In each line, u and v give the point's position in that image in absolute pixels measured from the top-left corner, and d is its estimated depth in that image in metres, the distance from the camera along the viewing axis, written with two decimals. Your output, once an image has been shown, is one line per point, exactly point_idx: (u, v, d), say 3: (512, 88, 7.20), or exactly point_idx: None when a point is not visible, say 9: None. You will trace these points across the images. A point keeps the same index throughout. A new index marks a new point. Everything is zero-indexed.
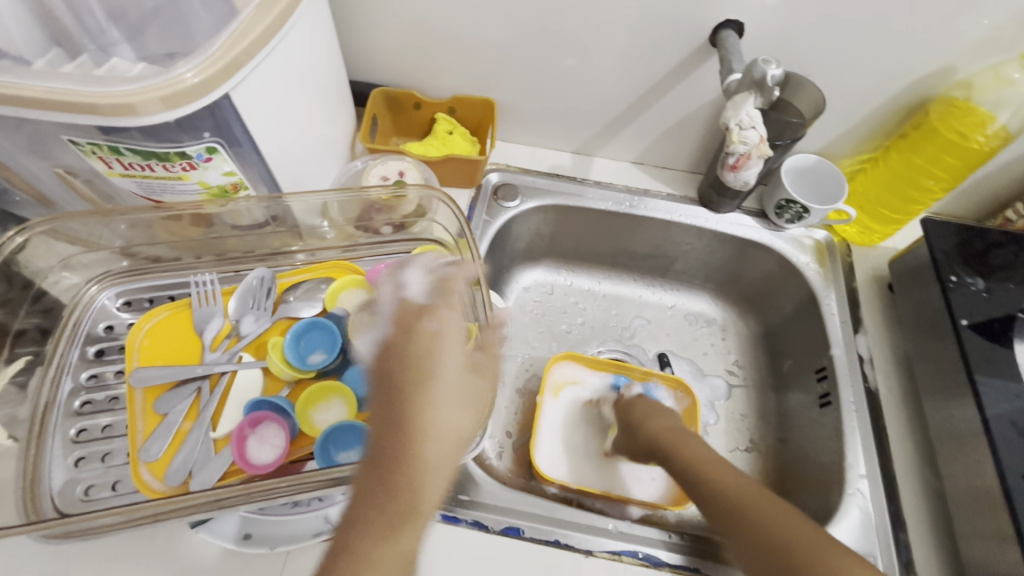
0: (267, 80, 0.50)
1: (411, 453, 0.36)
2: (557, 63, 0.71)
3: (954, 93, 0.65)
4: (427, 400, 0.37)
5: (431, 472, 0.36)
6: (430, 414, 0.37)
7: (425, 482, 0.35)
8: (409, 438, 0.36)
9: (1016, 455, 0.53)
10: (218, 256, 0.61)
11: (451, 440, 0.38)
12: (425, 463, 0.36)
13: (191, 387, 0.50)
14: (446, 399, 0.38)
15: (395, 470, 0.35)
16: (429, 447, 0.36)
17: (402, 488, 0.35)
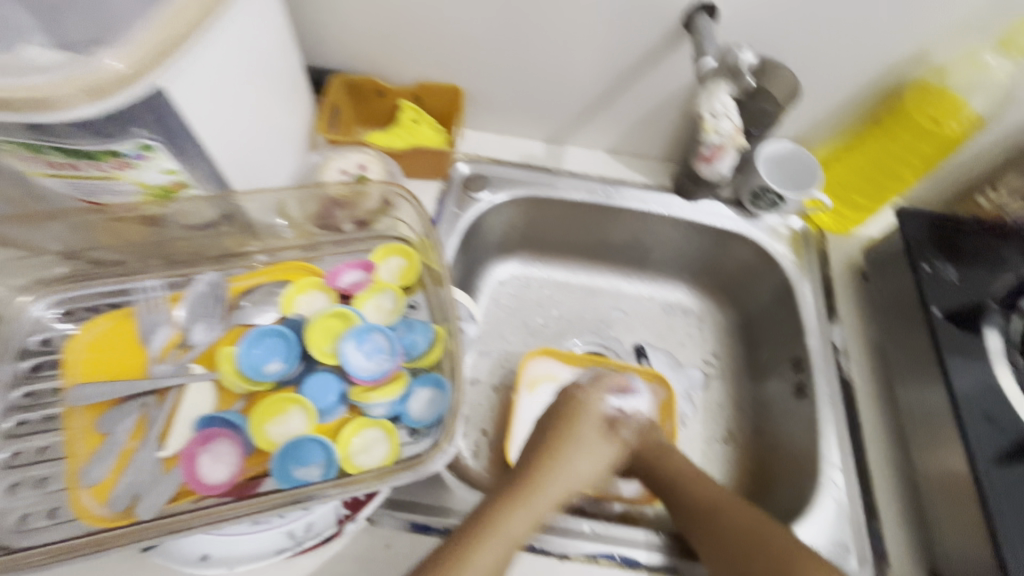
0: (209, 71, 0.45)
1: (501, 518, 0.49)
2: (526, 48, 0.67)
3: (927, 78, 0.64)
4: (551, 466, 0.54)
5: (519, 537, 0.48)
6: (531, 485, 0.52)
7: (513, 542, 0.48)
8: (512, 501, 0.50)
9: (986, 444, 0.53)
10: (165, 259, 0.57)
11: (551, 500, 0.52)
12: (514, 524, 0.49)
13: (134, 406, 0.46)
14: (558, 472, 0.54)
15: (493, 535, 0.47)
16: (525, 511, 0.50)
17: (490, 547, 0.47)
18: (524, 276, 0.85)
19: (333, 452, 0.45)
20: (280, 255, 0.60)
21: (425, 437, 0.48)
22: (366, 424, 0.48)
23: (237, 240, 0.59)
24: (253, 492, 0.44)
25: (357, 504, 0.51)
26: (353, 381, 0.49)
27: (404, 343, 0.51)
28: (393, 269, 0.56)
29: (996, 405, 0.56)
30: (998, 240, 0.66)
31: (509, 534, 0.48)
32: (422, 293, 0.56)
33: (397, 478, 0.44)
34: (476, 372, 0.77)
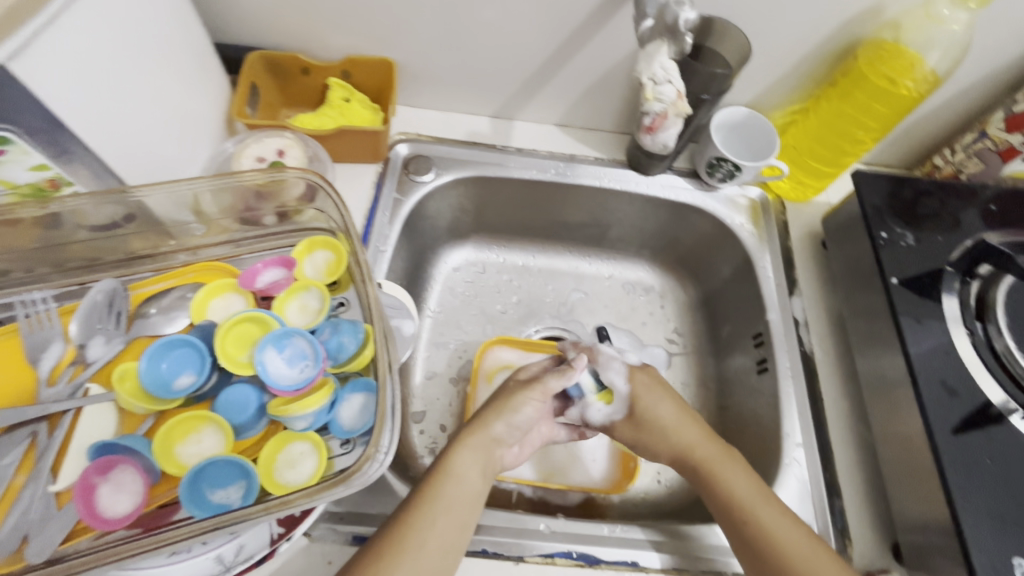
0: (62, 49, 0.39)
1: (450, 460, 0.50)
2: (459, 15, 0.61)
3: (883, 34, 0.61)
4: (473, 435, 0.52)
5: (473, 475, 0.50)
6: (471, 428, 0.53)
7: (467, 482, 0.49)
8: (458, 443, 0.52)
9: (945, 415, 0.52)
10: (58, 266, 0.50)
11: (473, 486, 0.49)
12: (465, 462, 0.50)
13: (25, 432, 0.42)
14: (478, 456, 0.51)
15: (446, 478, 0.48)
16: (472, 449, 0.51)
17: (448, 489, 0.48)
18: (479, 262, 0.80)
19: (253, 471, 0.41)
20: (203, 253, 0.55)
21: (357, 446, 0.44)
22: (291, 438, 0.44)
23: (144, 241, 0.52)
24: (163, 522, 0.39)
25: (292, 521, 0.46)
26: (274, 393, 0.45)
27: (330, 347, 0.48)
28: (319, 264, 0.52)
29: (955, 374, 0.54)
30: (956, 202, 0.64)
31: (462, 473, 0.49)
32: (352, 290, 0.51)
33: (326, 494, 0.39)
34: (430, 367, 0.72)
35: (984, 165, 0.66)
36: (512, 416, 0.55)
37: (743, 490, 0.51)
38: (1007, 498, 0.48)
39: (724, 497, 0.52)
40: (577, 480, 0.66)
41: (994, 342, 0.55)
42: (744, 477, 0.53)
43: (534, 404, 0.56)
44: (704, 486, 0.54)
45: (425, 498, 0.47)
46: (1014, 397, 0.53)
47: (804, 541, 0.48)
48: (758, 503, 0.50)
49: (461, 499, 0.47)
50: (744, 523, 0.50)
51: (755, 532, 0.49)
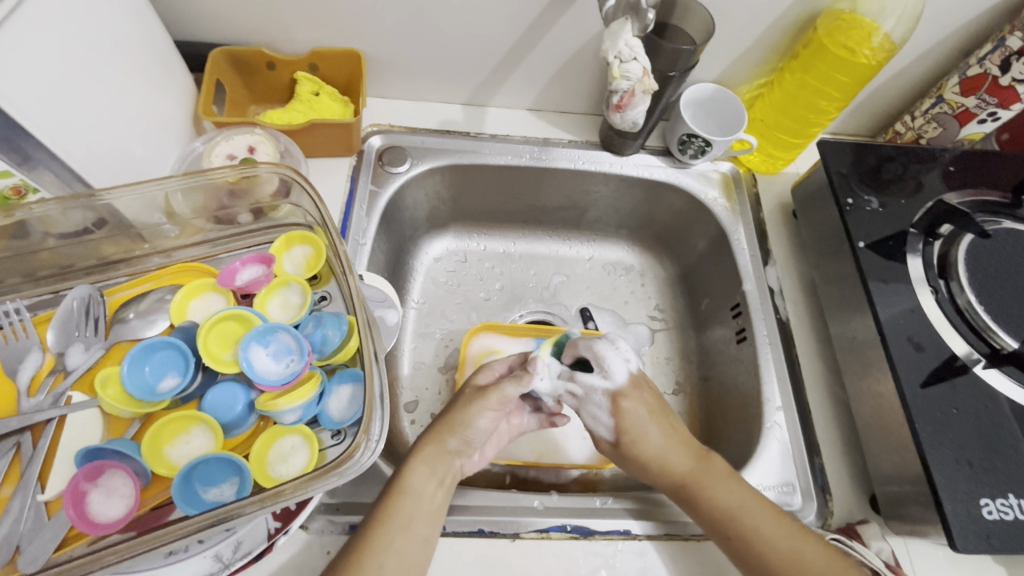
0: (16, 53, 0.38)
1: (405, 475, 0.49)
2: (425, 3, 0.61)
3: (840, 5, 0.62)
4: (430, 449, 0.51)
5: (429, 490, 0.49)
6: (424, 442, 0.51)
7: (421, 496, 0.48)
8: (414, 457, 0.50)
9: (913, 370, 0.54)
10: (29, 276, 0.49)
11: (430, 502, 0.48)
12: (421, 477, 0.49)
13: (8, 443, 0.41)
14: (433, 470, 0.50)
15: (402, 494, 0.47)
16: (428, 462, 0.50)
17: (405, 508, 0.47)
18: (460, 251, 0.81)
19: (245, 467, 0.41)
20: (177, 254, 0.54)
21: (348, 436, 0.44)
22: (282, 432, 0.44)
23: (117, 246, 0.52)
24: (159, 522, 0.40)
25: (288, 515, 0.46)
26: (261, 389, 0.45)
27: (315, 340, 0.48)
28: (298, 259, 0.53)
29: (922, 331, 0.56)
30: (918, 167, 0.66)
31: (418, 489, 0.48)
32: (333, 283, 0.52)
33: (320, 484, 0.40)
34: (418, 358, 0.73)
35: (943, 129, 0.69)
36: (466, 425, 0.51)
37: (728, 500, 0.50)
38: (973, 444, 0.51)
39: (709, 511, 0.50)
40: (570, 458, 0.66)
41: (957, 298, 0.58)
42: (732, 484, 0.51)
43: (488, 415, 0.52)
44: (686, 500, 0.52)
45: (383, 517, 0.46)
46: (977, 348, 0.56)
47: (804, 541, 0.48)
48: (748, 513, 0.49)
49: (418, 516, 0.47)
50: (735, 527, 0.49)
51: (744, 540, 0.48)
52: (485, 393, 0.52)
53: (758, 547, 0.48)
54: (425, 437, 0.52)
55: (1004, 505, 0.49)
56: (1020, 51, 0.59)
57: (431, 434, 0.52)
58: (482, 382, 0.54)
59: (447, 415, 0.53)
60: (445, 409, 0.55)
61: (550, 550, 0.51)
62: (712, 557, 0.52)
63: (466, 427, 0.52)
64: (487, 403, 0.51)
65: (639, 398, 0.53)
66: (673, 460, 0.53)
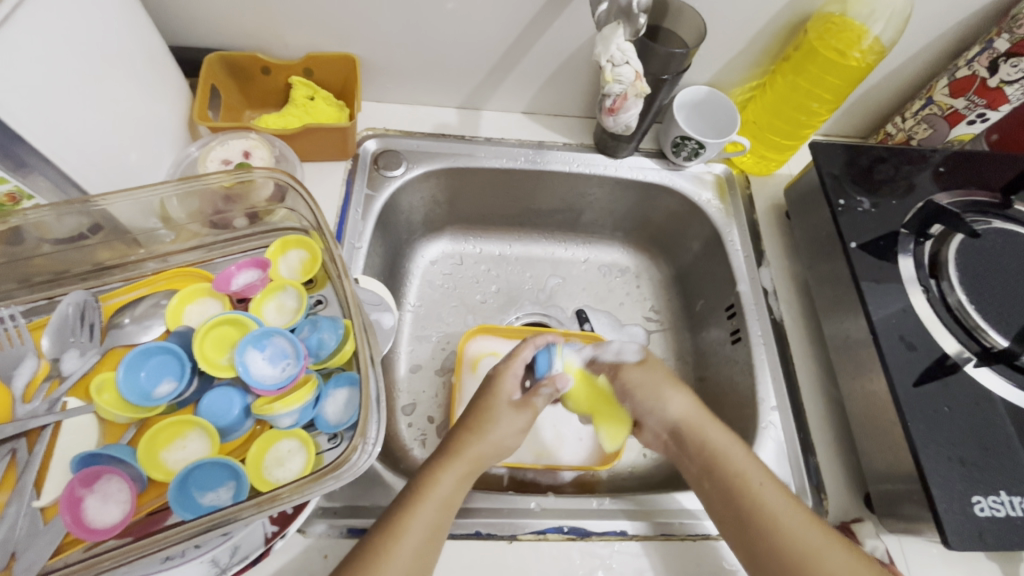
0: (10, 60, 0.39)
1: (434, 482, 0.48)
2: (419, 7, 0.61)
3: (830, 8, 0.63)
4: (460, 452, 0.51)
5: (452, 493, 0.48)
6: (455, 445, 0.51)
7: (449, 503, 0.47)
8: (446, 463, 0.49)
9: (905, 369, 0.55)
10: (24, 282, 0.49)
11: (451, 506, 0.48)
12: (445, 481, 0.48)
13: (3, 450, 0.41)
14: (460, 474, 0.49)
15: (430, 501, 0.47)
16: (459, 472, 0.49)
17: (432, 516, 0.46)
18: (456, 254, 0.81)
19: (242, 471, 0.41)
20: (173, 259, 0.54)
21: (344, 440, 0.44)
22: (278, 436, 0.44)
23: (112, 251, 0.52)
24: (155, 527, 0.40)
25: (285, 518, 0.46)
26: (257, 393, 0.45)
27: (310, 344, 0.48)
28: (293, 263, 0.53)
29: (913, 330, 0.57)
30: (909, 167, 0.67)
31: (442, 493, 0.47)
32: (329, 287, 0.52)
33: (316, 487, 0.40)
34: (414, 360, 0.73)
35: (933, 130, 0.70)
36: (501, 443, 0.53)
37: (738, 459, 0.52)
38: (965, 442, 0.52)
39: (723, 477, 0.51)
40: (566, 460, 0.67)
41: (947, 297, 0.59)
42: (748, 457, 0.52)
43: (520, 432, 0.55)
44: (704, 465, 0.53)
45: (405, 520, 0.45)
46: (968, 347, 0.56)
47: (806, 523, 0.48)
48: (752, 474, 0.50)
49: (443, 524, 0.46)
50: (746, 496, 0.49)
51: (742, 494, 0.50)
52: (523, 408, 0.56)
53: (767, 523, 0.48)
54: (452, 441, 0.52)
55: (996, 502, 0.49)
56: (1008, 52, 0.59)
57: (465, 440, 0.52)
58: (512, 395, 0.57)
59: (484, 424, 0.53)
60: (473, 416, 0.55)
61: (547, 551, 0.51)
62: (709, 557, 0.52)
63: (501, 444, 0.53)
64: (524, 422, 0.55)
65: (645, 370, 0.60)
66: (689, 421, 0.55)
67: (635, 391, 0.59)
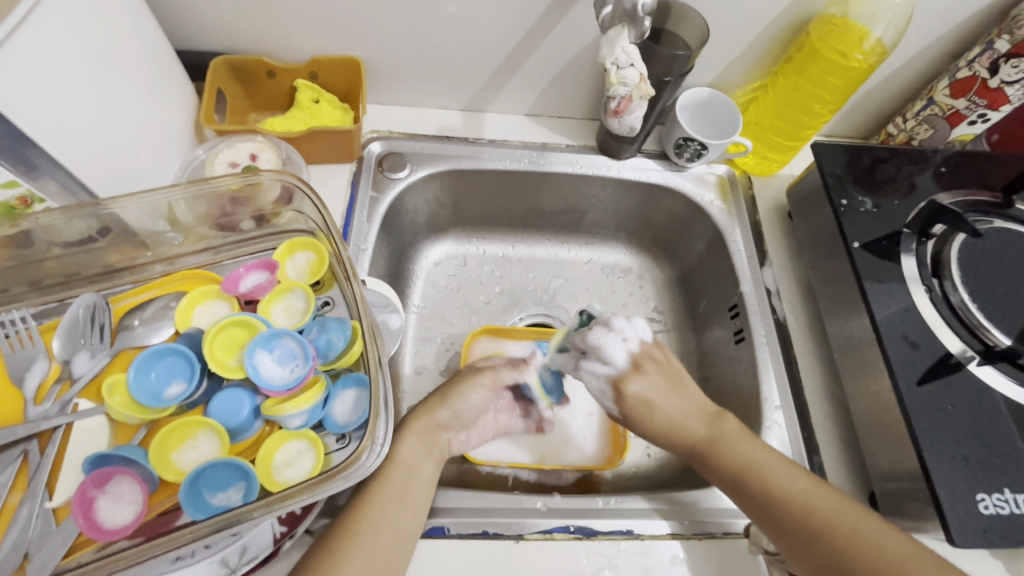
0: (24, 65, 0.39)
1: (396, 446, 0.51)
2: (424, 10, 0.62)
3: (831, 10, 0.63)
4: (419, 421, 0.53)
5: (419, 460, 0.50)
6: (415, 416, 0.54)
7: (415, 468, 0.49)
8: (405, 429, 0.52)
9: (908, 368, 0.55)
10: (35, 285, 0.50)
11: (418, 473, 0.49)
12: (412, 447, 0.51)
13: (16, 451, 0.42)
14: (422, 443, 0.51)
15: (393, 463, 0.49)
16: (418, 434, 0.52)
17: (397, 476, 0.48)
18: (460, 255, 0.81)
19: (251, 472, 0.41)
20: (180, 262, 0.55)
21: (353, 441, 0.45)
22: (288, 436, 0.44)
23: (121, 254, 0.52)
24: (166, 528, 0.40)
25: (294, 519, 0.47)
26: (266, 394, 0.46)
27: (319, 345, 0.48)
28: (301, 265, 0.53)
29: (916, 330, 0.57)
30: (910, 167, 0.68)
31: (409, 458, 0.50)
32: (336, 288, 0.52)
33: (324, 488, 0.40)
34: (419, 361, 0.73)
35: (934, 130, 0.70)
36: (457, 402, 0.55)
37: (750, 453, 0.52)
38: (968, 441, 0.52)
39: (729, 469, 0.52)
40: (571, 460, 0.67)
41: (950, 296, 0.59)
42: (752, 446, 0.53)
43: (481, 391, 0.57)
44: (708, 463, 0.54)
45: (374, 484, 0.48)
46: (971, 346, 0.57)
47: (819, 492, 0.50)
48: (768, 466, 0.51)
49: (411, 484, 0.48)
50: (754, 486, 0.51)
51: (763, 490, 0.50)
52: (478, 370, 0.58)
53: (780, 503, 0.49)
54: (415, 409, 0.55)
55: (1000, 500, 0.50)
56: (1009, 53, 0.60)
57: (421, 409, 0.54)
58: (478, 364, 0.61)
59: (440, 394, 0.55)
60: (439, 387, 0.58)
61: (554, 550, 0.51)
62: (716, 555, 0.53)
63: (458, 405, 0.55)
64: (482, 379, 0.57)
65: (646, 378, 0.55)
66: (688, 425, 0.55)
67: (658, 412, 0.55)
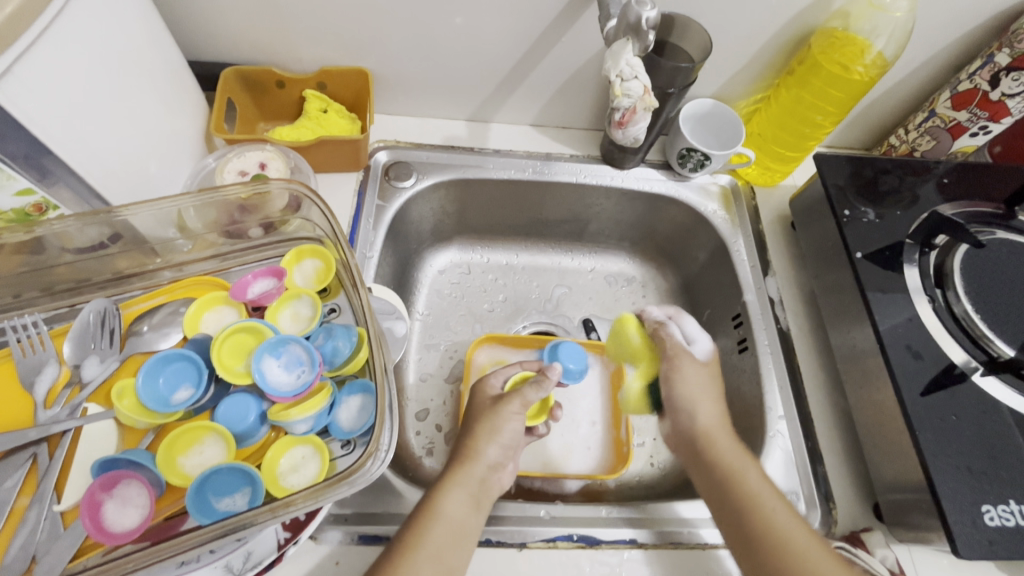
0: (44, 75, 0.40)
1: (437, 499, 0.48)
2: (438, 20, 0.63)
3: (833, 24, 0.64)
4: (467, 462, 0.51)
5: (462, 512, 0.48)
6: (460, 461, 0.51)
7: (456, 523, 0.47)
8: (447, 481, 0.50)
9: (912, 378, 0.55)
10: (46, 290, 0.51)
11: (459, 526, 0.47)
12: (453, 498, 0.48)
13: (26, 454, 0.42)
14: (464, 492, 0.49)
15: (434, 523, 0.46)
16: (462, 486, 0.49)
17: (434, 533, 0.45)
18: (464, 263, 0.82)
19: (257, 477, 0.42)
20: (188, 269, 0.56)
21: (358, 446, 0.45)
22: (293, 442, 0.45)
23: (131, 260, 0.53)
24: (172, 532, 0.40)
25: (298, 525, 0.46)
26: (273, 400, 0.46)
27: (325, 351, 0.49)
28: (308, 273, 0.54)
29: (921, 340, 0.57)
30: (913, 178, 0.68)
31: (451, 511, 0.47)
32: (342, 296, 0.53)
33: (330, 493, 0.40)
34: (424, 369, 0.73)
35: (936, 142, 0.71)
36: (497, 430, 0.54)
37: (753, 484, 0.52)
38: (973, 452, 0.52)
39: (740, 494, 0.51)
40: (574, 469, 0.67)
41: (953, 306, 0.59)
42: (756, 474, 0.53)
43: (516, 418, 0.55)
44: (721, 482, 0.53)
45: (412, 541, 0.45)
46: (975, 356, 0.57)
47: (807, 535, 0.48)
48: (766, 497, 0.51)
49: (449, 542, 0.45)
50: (752, 512, 0.50)
51: (758, 520, 0.49)
52: (504, 397, 0.56)
53: (767, 536, 0.48)
54: (457, 455, 0.53)
55: (1006, 512, 0.49)
56: (1009, 66, 0.60)
57: (463, 457, 0.52)
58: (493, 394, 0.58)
59: (477, 432, 0.54)
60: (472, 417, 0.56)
61: (557, 560, 0.51)
62: (718, 565, 0.53)
63: (498, 433, 0.54)
64: (510, 407, 0.55)
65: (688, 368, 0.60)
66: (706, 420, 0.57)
67: (677, 385, 0.60)
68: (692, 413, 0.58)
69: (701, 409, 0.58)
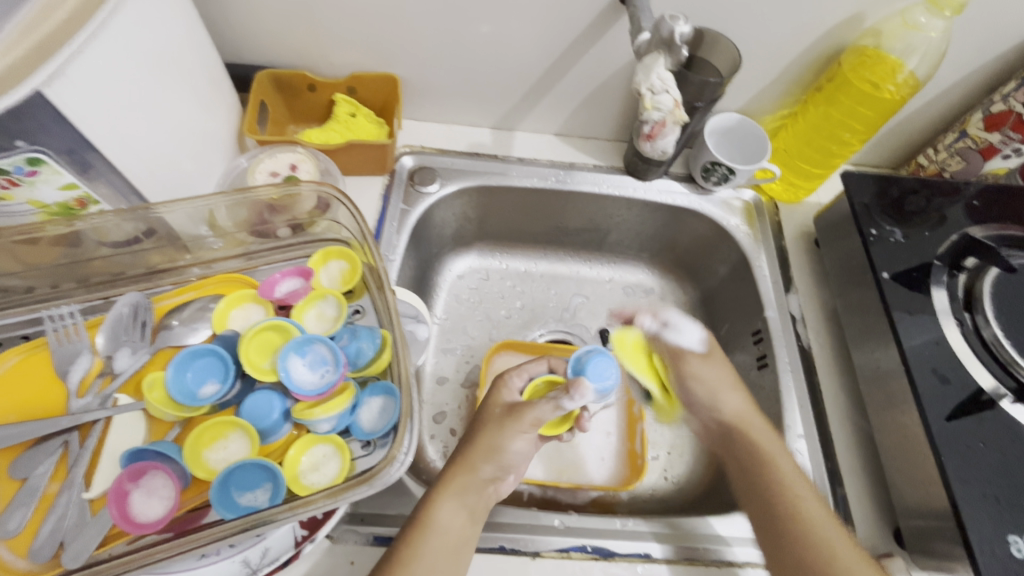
0: (95, 76, 0.42)
1: (432, 510, 0.48)
2: (470, 29, 0.64)
3: (864, 42, 0.64)
4: (461, 468, 0.51)
5: (458, 523, 0.48)
6: (455, 471, 0.51)
7: (451, 532, 0.47)
8: (441, 491, 0.49)
9: (937, 402, 0.54)
10: (82, 282, 0.53)
11: (452, 538, 0.47)
12: (447, 509, 0.48)
13: (57, 441, 0.43)
14: (456, 504, 0.49)
15: (428, 533, 0.46)
16: (456, 496, 0.49)
17: (429, 543, 0.46)
18: (483, 269, 0.82)
19: (279, 473, 0.42)
20: (217, 266, 0.57)
21: (379, 448, 0.45)
22: (314, 441, 0.45)
23: (163, 256, 0.54)
24: (196, 524, 0.41)
25: (315, 523, 0.47)
26: (297, 398, 0.47)
27: (349, 352, 0.50)
28: (333, 274, 0.55)
29: (947, 364, 0.56)
30: (940, 199, 0.67)
31: (444, 522, 0.47)
32: (367, 297, 0.54)
33: (349, 493, 0.41)
34: (440, 372, 0.74)
35: (966, 163, 0.70)
36: (496, 448, 0.54)
37: (789, 472, 0.54)
38: (1000, 480, 0.51)
39: (769, 477, 0.54)
40: (586, 480, 0.67)
41: (982, 331, 0.58)
42: (789, 462, 0.55)
43: (523, 437, 0.55)
44: (754, 463, 0.56)
45: (406, 553, 0.45)
46: (1003, 383, 0.55)
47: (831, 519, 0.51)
48: (800, 487, 0.53)
49: (444, 552, 0.46)
50: (782, 501, 0.52)
51: (794, 507, 0.51)
52: (516, 413, 0.56)
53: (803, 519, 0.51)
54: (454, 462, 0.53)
55: None
56: None
57: (454, 465, 0.52)
58: (506, 402, 0.58)
59: (477, 434, 0.55)
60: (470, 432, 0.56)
61: (570, 570, 0.51)
62: None
63: (497, 451, 0.53)
64: (517, 425, 0.55)
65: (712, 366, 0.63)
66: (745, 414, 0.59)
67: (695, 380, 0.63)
68: (715, 404, 0.61)
69: (709, 373, 0.63)
